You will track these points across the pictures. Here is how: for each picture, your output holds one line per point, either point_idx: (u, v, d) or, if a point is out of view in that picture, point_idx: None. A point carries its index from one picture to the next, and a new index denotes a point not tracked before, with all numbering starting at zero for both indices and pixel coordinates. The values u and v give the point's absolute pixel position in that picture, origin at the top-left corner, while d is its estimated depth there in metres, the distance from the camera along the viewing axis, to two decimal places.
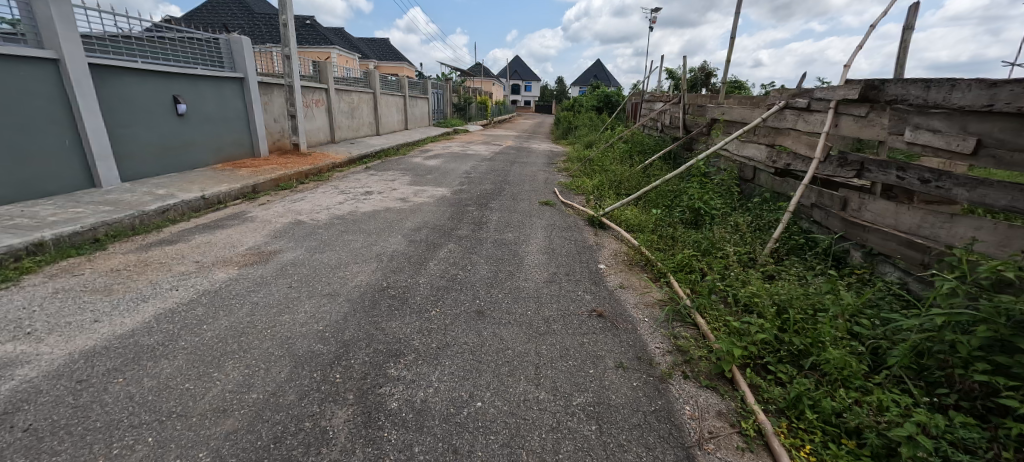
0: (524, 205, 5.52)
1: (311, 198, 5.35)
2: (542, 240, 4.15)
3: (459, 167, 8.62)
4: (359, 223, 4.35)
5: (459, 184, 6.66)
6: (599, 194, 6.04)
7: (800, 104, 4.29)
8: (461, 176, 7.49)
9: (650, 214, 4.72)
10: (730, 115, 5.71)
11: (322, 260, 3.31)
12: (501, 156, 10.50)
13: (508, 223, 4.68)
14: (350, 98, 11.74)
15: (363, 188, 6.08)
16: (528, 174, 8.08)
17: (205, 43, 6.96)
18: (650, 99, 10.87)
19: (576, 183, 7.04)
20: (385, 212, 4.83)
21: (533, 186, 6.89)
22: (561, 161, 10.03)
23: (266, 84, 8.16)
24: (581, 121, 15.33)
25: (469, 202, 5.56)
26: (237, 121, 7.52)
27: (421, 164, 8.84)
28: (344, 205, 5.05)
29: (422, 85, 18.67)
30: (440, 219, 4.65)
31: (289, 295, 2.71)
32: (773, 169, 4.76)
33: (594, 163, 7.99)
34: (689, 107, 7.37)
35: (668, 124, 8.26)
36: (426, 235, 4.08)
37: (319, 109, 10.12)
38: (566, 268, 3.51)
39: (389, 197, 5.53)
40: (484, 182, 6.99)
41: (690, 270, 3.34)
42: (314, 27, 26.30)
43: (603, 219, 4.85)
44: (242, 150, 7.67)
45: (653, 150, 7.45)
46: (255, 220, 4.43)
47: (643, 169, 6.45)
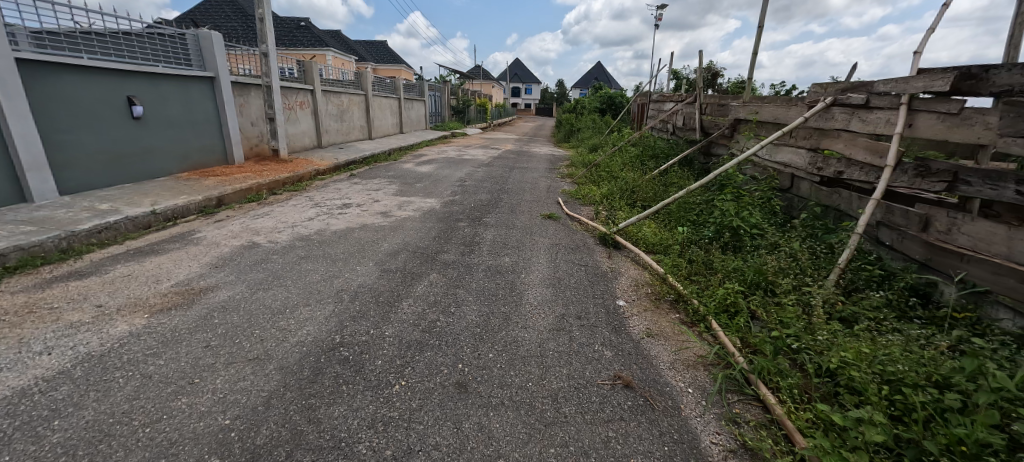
0: (522, 220, 4.78)
1: (279, 213, 4.63)
2: (544, 268, 3.41)
3: (452, 174, 7.89)
4: (325, 246, 3.61)
5: (450, 194, 5.92)
6: (609, 206, 5.30)
7: (857, 99, 3.57)
8: (455, 185, 6.77)
9: (673, 232, 3.97)
10: (760, 114, 4.97)
11: (264, 301, 2.58)
12: (499, 161, 9.78)
13: (504, 243, 3.93)
14: (339, 101, 11.04)
15: (341, 199, 5.36)
16: (529, 181, 7.34)
17: (168, 38, 6.24)
18: (658, 99, 10.16)
19: (582, 192, 6.30)
20: (360, 231, 4.10)
21: (534, 196, 6.14)
22: (565, 166, 9.28)
23: (241, 85, 7.45)
24: (585, 123, 14.60)
25: (461, 216, 4.82)
26: (207, 125, 6.81)
27: (411, 170, 8.12)
28: (314, 221, 4.33)
29: (418, 88, 17.99)
30: (425, 239, 3.92)
31: (200, 362, 1.98)
32: (818, 178, 4.01)
33: (601, 169, 7.25)
34: (707, 107, 6.64)
35: (682, 126, 7.52)
36: (404, 261, 3.35)
37: (304, 111, 9.42)
38: (577, 307, 2.77)
39: (369, 211, 4.81)
40: (480, 191, 6.25)
41: (738, 312, 2.58)
42: (309, 29, 25.69)
43: (617, 238, 4.11)
44: (213, 158, 6.96)
45: (667, 155, 6.71)
46: (202, 242, 3.70)
47: (659, 177, 5.71)
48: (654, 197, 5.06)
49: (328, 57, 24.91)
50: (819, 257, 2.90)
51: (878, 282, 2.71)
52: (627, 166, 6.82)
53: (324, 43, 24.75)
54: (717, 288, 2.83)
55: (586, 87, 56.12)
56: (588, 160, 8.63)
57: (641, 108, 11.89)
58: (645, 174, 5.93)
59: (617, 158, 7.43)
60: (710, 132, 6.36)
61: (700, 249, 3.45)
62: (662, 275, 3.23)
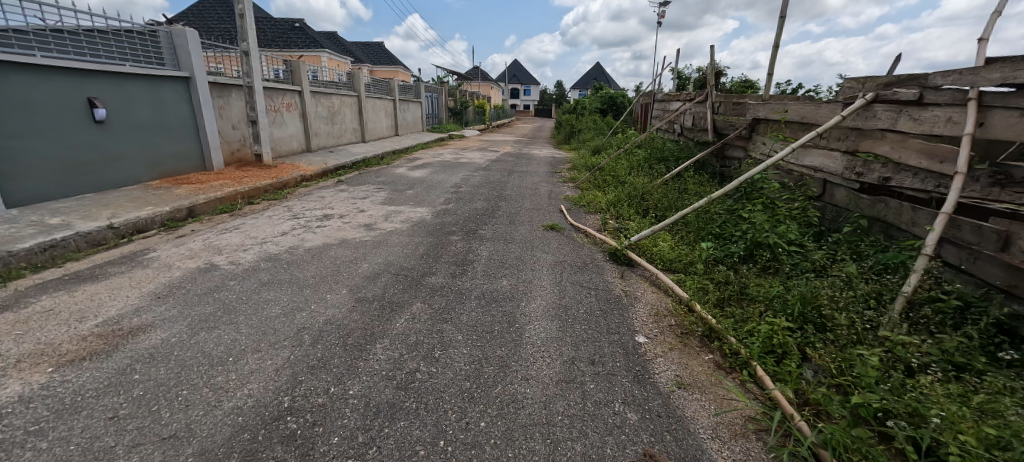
0: (522, 232, 4.28)
1: (250, 227, 4.15)
2: (549, 293, 2.92)
3: (447, 179, 7.39)
4: (295, 268, 3.13)
5: (443, 202, 5.43)
6: (619, 217, 4.83)
7: (907, 96, 3.10)
8: (449, 191, 6.29)
9: (694, 248, 3.48)
10: (785, 113, 4.49)
11: (203, 347, 2.09)
12: (498, 165, 9.30)
13: (502, 262, 3.44)
14: (330, 103, 10.55)
15: (322, 209, 4.88)
16: (529, 186, 6.85)
17: (138, 35, 5.76)
18: (663, 99, 9.69)
19: (586, 200, 5.81)
20: (338, 248, 3.62)
21: (534, 203, 5.65)
22: (566, 169, 8.81)
23: (221, 85, 6.97)
24: (585, 125, 14.13)
25: (453, 228, 4.33)
26: (181, 128, 6.33)
27: (403, 175, 7.63)
28: (287, 236, 3.85)
29: (413, 89, 17.53)
30: (411, 257, 3.42)
31: (95, 445, 1.48)
32: (858, 186, 3.53)
33: (606, 174, 6.75)
34: (720, 106, 6.15)
35: (693, 126, 7.04)
36: (384, 287, 2.86)
37: (291, 113, 8.93)
38: (590, 347, 2.28)
39: (350, 224, 4.31)
40: (475, 198, 5.76)
41: (787, 355, 2.11)
42: (304, 30, 25.21)
43: (630, 254, 3.62)
44: (188, 164, 6.47)
45: (678, 158, 6.22)
46: (153, 264, 3.21)
47: (670, 184, 5.22)
48: (669, 206, 4.59)
49: (322, 59, 24.44)
50: (878, 283, 2.43)
51: (956, 316, 2.22)
52: (634, 171, 6.34)
53: (318, 44, 24.30)
54: (757, 321, 2.36)
55: (585, 88, 55.71)
56: (591, 163, 8.14)
57: (644, 108, 11.41)
58: (654, 180, 5.45)
59: (623, 162, 6.93)
60: (724, 133, 5.87)
61: (730, 271, 2.98)
62: (687, 301, 2.75)
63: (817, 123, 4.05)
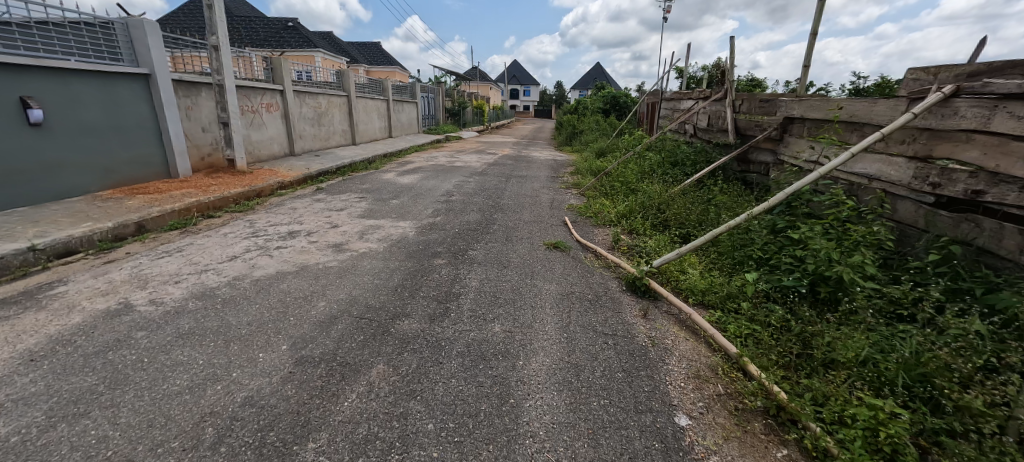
0: (520, 254, 3.60)
1: (196, 249, 3.49)
2: (553, 344, 2.24)
3: (439, 185, 6.74)
4: (231, 309, 2.46)
5: (430, 215, 4.74)
6: (634, 235, 4.16)
7: (1009, 87, 2.44)
8: (439, 200, 5.64)
9: (734, 280, 2.81)
10: (830, 110, 3.82)
11: (49, 456, 1.42)
12: (495, 169, 8.64)
13: (494, 296, 2.76)
14: (316, 103, 9.87)
15: (290, 224, 4.23)
16: (528, 194, 6.19)
17: (88, 27, 5.10)
18: (671, 97, 9.05)
19: (593, 211, 5.13)
20: (295, 277, 2.95)
21: (535, 215, 4.98)
22: (569, 174, 8.16)
23: (188, 84, 6.31)
24: (588, 126, 13.43)
25: (438, 248, 3.64)
26: (140, 132, 5.67)
27: (391, 181, 6.95)
28: (236, 262, 3.19)
29: (409, 90, 16.91)
30: (381, 292, 2.74)
31: None
32: (932, 200, 2.85)
33: (614, 181, 6.07)
34: (743, 103, 5.47)
35: (710, 126, 6.36)
36: (338, 339, 2.17)
37: (272, 114, 8.27)
38: (615, 441, 1.61)
39: (317, 243, 3.63)
40: (468, 210, 5.07)
41: (903, 459, 1.42)
42: (297, 29, 24.59)
43: (652, 283, 2.94)
44: (148, 171, 5.81)
45: (696, 163, 5.55)
46: (54, 303, 2.54)
47: (692, 194, 4.54)
48: (693, 222, 3.92)
49: (317, 59, 23.81)
50: (1011, 342, 1.75)
51: None
52: (647, 178, 5.66)
53: (312, 44, 23.72)
54: (847, 400, 1.68)
55: (585, 88, 55.01)
56: (596, 168, 7.45)
57: (650, 107, 10.72)
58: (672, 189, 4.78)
59: (633, 166, 6.25)
60: (748, 135, 5.19)
61: (787, 314, 2.31)
62: (737, 359, 2.08)
63: (873, 123, 3.39)
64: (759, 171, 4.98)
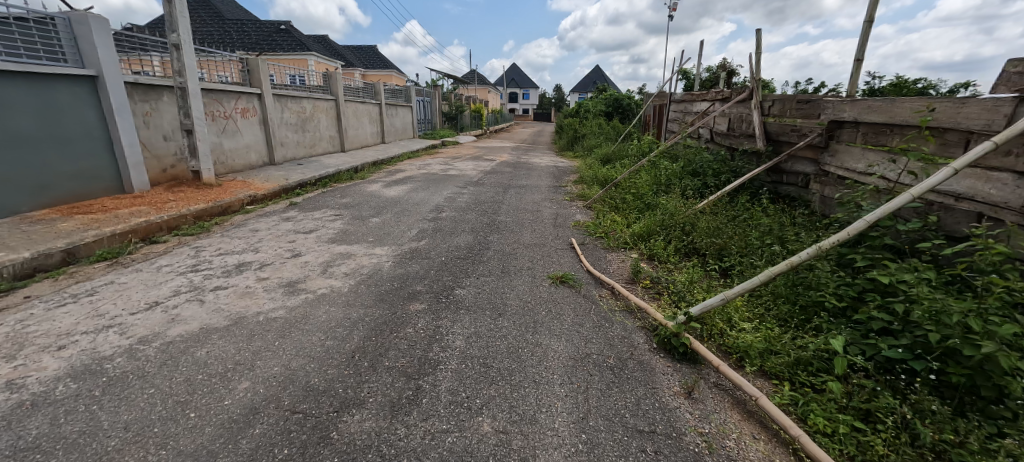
0: (519, 294, 2.88)
1: (113, 292, 2.79)
2: (568, 458, 1.53)
3: (429, 198, 6.04)
4: (112, 398, 1.75)
5: (413, 238, 4.02)
6: (657, 265, 3.45)
7: None
8: (427, 216, 4.94)
9: (808, 342, 2.11)
10: (896, 113, 3.12)
11: None
12: (493, 178, 7.94)
13: (483, 366, 2.04)
14: (300, 108, 9.18)
15: (242, 252, 3.52)
16: (529, 208, 5.49)
17: (20, 22, 4.41)
18: (682, 99, 8.38)
19: (604, 230, 4.43)
20: (223, 336, 2.25)
21: (536, 236, 4.26)
22: (573, 183, 7.46)
23: (145, 87, 5.62)
24: (591, 130, 12.72)
25: (417, 287, 2.92)
26: (88, 142, 4.99)
27: (375, 194, 6.22)
28: (154, 313, 2.48)
29: (403, 93, 16.24)
30: (330, 362, 2.02)
31: None
32: None
33: (625, 193, 5.36)
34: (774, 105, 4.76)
35: (733, 131, 5.64)
36: (247, 458, 1.46)
37: (249, 121, 7.58)
38: None
39: (266, 282, 2.92)
40: (458, 230, 4.35)
41: None
42: (290, 32, 23.95)
43: (693, 340, 2.23)
44: (98, 186, 5.12)
45: (721, 173, 4.84)
46: None
47: (722, 212, 3.84)
48: (731, 250, 3.23)
49: (310, 62, 23.16)
50: None
51: None
52: (664, 191, 4.95)
53: (305, 48, 23.10)
54: None
55: (585, 91, 54.45)
56: (603, 177, 6.75)
57: (658, 110, 10.03)
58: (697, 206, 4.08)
59: (647, 176, 5.54)
60: (783, 141, 4.49)
61: (903, 407, 1.62)
62: None
63: (961, 129, 2.69)
64: (798, 184, 4.28)
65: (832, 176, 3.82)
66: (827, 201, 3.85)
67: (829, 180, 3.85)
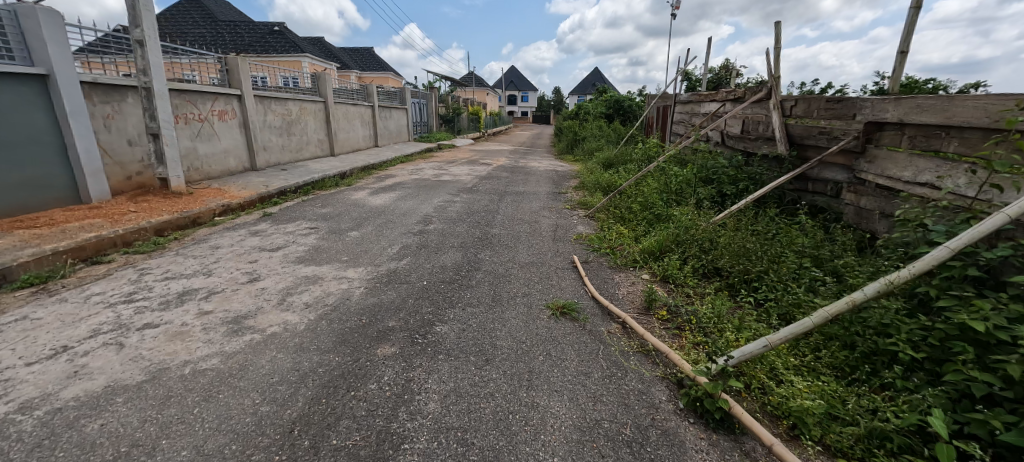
0: (512, 331, 2.39)
1: (18, 332, 2.30)
2: None
3: (417, 206, 5.55)
4: None
5: (394, 256, 3.53)
6: (672, 291, 2.98)
7: None
8: (413, 228, 4.45)
9: (887, 409, 1.63)
10: (955, 113, 2.66)
11: None
12: (488, 184, 7.46)
13: (461, 445, 1.55)
14: (286, 110, 8.70)
15: (191, 277, 3.03)
16: (526, 218, 5.00)
17: None
18: (688, 100, 7.91)
19: (610, 246, 3.95)
20: (130, 400, 1.75)
21: (533, 253, 3.77)
22: (574, 190, 6.98)
23: (105, 88, 5.14)
24: (591, 133, 12.25)
25: (388, 323, 2.42)
26: (37, 148, 4.50)
27: (359, 202, 5.73)
28: (55, 364, 1.99)
29: (398, 96, 15.78)
30: (259, 441, 1.53)
31: None
32: None
33: (631, 203, 4.88)
34: (796, 105, 4.30)
35: (748, 134, 5.17)
36: None
37: (228, 124, 7.10)
38: None
39: (207, 318, 2.43)
40: (446, 246, 3.86)
41: None
42: (284, 34, 23.50)
43: (731, 402, 1.75)
44: (50, 197, 4.63)
45: (738, 180, 4.36)
46: None
47: (746, 225, 3.37)
48: (761, 273, 2.76)
49: (304, 64, 22.71)
50: None
51: None
52: (675, 200, 4.48)
53: (299, 50, 22.65)
54: None
55: (585, 93, 54.06)
56: (606, 184, 6.27)
57: (662, 111, 9.57)
58: (715, 219, 3.61)
59: (654, 184, 5.06)
60: (809, 145, 4.02)
61: None
62: None
63: None
64: (828, 193, 3.80)
65: (871, 185, 3.35)
66: (865, 214, 3.37)
67: (867, 189, 3.38)
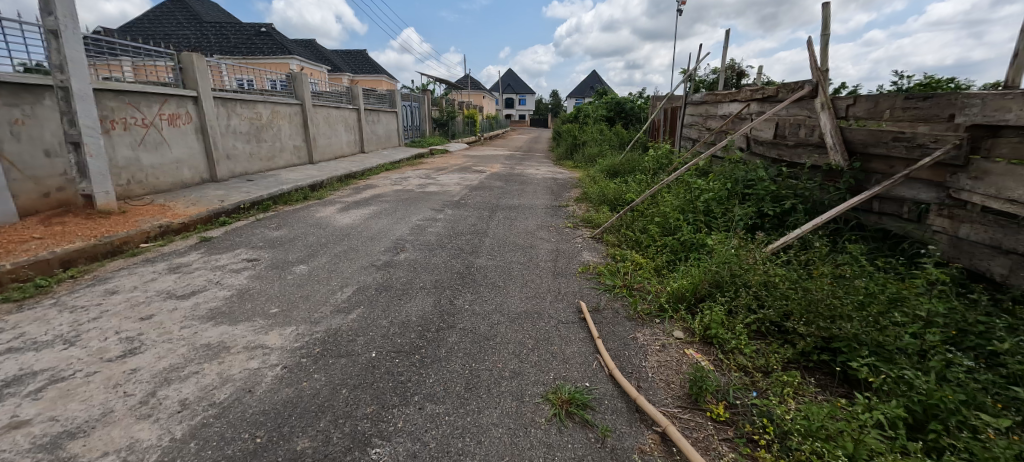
0: (493, 458, 1.51)
1: None
2: None
3: (392, 225, 4.68)
4: None
5: (341, 306, 2.63)
6: (723, 366, 2.14)
7: None
8: (379, 257, 3.57)
9: None
10: None
11: None
12: (479, 195, 6.60)
13: None
14: (256, 114, 7.81)
15: (41, 350, 2.13)
16: (520, 242, 4.13)
17: None
18: (703, 100, 7.08)
19: (628, 284, 3.09)
20: None
21: (528, 297, 2.87)
22: (576, 203, 6.11)
23: (12, 88, 4.25)
24: (592, 136, 11.38)
25: (293, 447, 1.52)
26: None
27: (322, 221, 4.84)
28: None
29: (388, 99, 14.94)
30: None
31: None
32: None
33: (648, 224, 4.02)
34: (855, 103, 3.43)
35: (786, 139, 4.31)
36: None
37: (182, 130, 6.22)
38: None
39: (8, 441, 1.53)
40: (416, 286, 2.98)
41: None
42: (272, 35, 22.67)
43: None
44: None
45: (782, 198, 3.50)
46: None
47: (813, 264, 2.54)
48: (856, 347, 1.95)
49: (292, 66, 21.88)
50: None
51: None
52: (703, 222, 3.63)
53: (287, 51, 21.81)
54: None
55: (582, 96, 53.45)
56: (614, 198, 5.39)
57: (671, 113, 8.75)
58: (767, 252, 2.78)
59: (674, 199, 4.19)
60: (875, 155, 3.17)
61: None
62: None
63: None
64: (906, 216, 2.95)
65: (977, 209, 2.50)
66: (968, 247, 2.52)
67: (972, 214, 2.52)
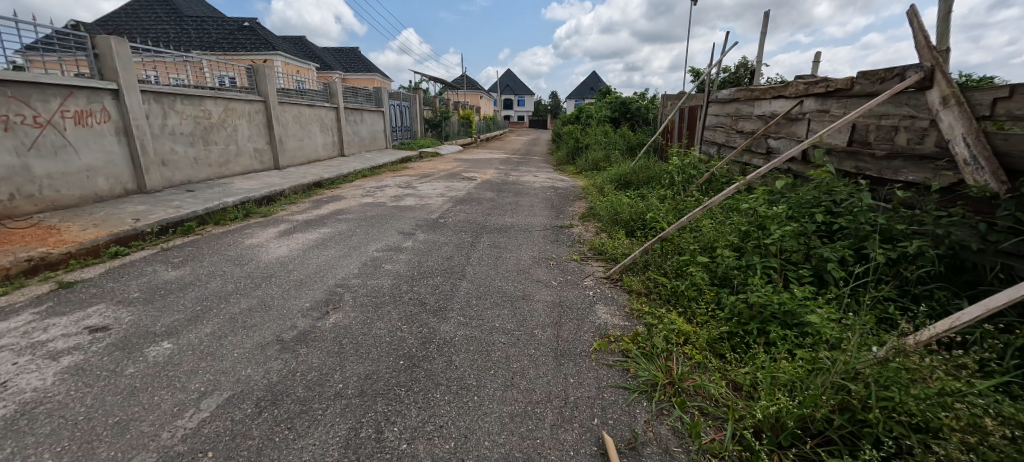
0: None
1: None
2: None
3: (337, 258, 3.49)
4: None
5: (169, 455, 1.44)
6: None
7: None
8: (296, 321, 2.40)
9: None
10: None
11: None
12: (463, 212, 5.43)
13: None
14: (204, 111, 6.62)
15: None
16: (509, 290, 2.96)
17: None
18: (731, 98, 5.96)
19: (676, 382, 1.92)
20: None
21: (513, 418, 1.69)
22: (581, 222, 4.95)
23: None
24: (597, 139, 10.19)
25: None
26: None
27: (249, 250, 3.65)
28: None
29: (374, 97, 13.79)
30: None
31: None
32: None
33: (689, 267, 2.84)
34: (1010, 96, 2.28)
35: (872, 147, 3.15)
36: None
37: (97, 130, 5.04)
38: None
39: None
40: (329, 389, 1.81)
41: None
42: (256, 31, 21.51)
43: None
44: None
45: (897, 238, 2.35)
46: None
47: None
48: None
49: (277, 63, 20.74)
50: None
51: None
52: (777, 267, 2.46)
53: (272, 47, 20.60)
54: None
55: (582, 97, 52.40)
56: (631, 219, 4.21)
57: (688, 113, 7.61)
58: (919, 345, 1.66)
59: (724, 231, 3.01)
60: None
61: None
62: None
63: None
64: None
65: None
66: None
67: None
